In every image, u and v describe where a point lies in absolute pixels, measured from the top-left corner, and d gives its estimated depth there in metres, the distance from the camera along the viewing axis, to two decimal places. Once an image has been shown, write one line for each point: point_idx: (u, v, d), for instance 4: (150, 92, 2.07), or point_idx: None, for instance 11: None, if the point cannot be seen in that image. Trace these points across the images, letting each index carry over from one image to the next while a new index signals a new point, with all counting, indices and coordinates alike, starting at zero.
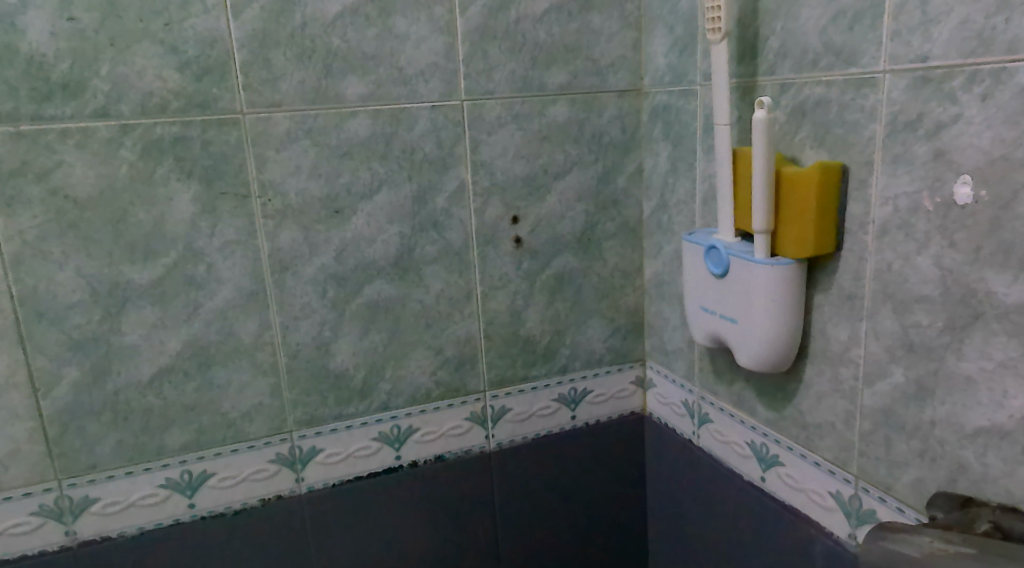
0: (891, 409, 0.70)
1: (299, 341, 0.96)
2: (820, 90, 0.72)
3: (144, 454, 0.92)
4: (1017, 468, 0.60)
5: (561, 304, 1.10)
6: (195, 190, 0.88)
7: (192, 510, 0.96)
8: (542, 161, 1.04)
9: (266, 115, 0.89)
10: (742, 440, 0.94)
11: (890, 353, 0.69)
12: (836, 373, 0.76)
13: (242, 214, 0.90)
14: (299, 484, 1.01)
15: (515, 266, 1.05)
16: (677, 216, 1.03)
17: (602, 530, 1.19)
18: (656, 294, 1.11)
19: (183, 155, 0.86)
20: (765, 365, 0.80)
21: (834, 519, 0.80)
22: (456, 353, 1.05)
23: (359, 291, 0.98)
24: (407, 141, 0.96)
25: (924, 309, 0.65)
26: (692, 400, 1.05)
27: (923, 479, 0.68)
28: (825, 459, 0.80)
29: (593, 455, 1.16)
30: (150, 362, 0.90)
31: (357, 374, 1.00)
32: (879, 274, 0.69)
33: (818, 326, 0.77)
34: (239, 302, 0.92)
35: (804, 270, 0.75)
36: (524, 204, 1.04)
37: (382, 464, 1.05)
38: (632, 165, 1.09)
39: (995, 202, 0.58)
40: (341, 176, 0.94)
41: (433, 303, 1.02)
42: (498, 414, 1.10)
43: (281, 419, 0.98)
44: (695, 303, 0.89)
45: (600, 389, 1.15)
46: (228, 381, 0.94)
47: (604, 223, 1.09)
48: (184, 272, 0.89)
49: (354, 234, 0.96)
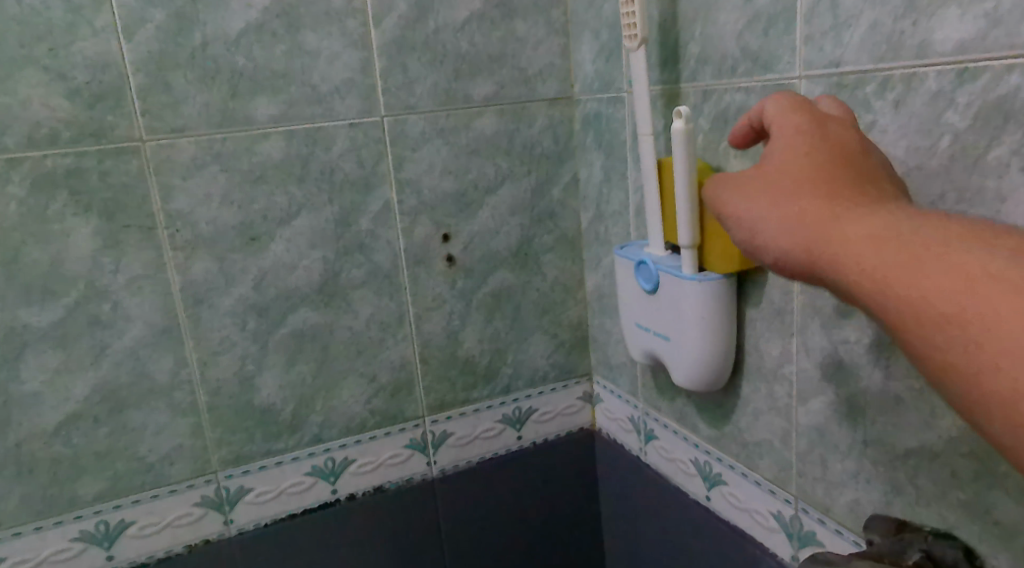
0: (825, 428, 0.67)
1: (220, 377, 0.91)
2: (740, 97, 0.69)
3: (55, 506, 0.87)
4: (949, 492, 0.57)
5: (499, 323, 1.06)
6: (94, 224, 0.83)
7: (112, 562, 0.92)
8: (471, 176, 0.99)
9: (169, 141, 0.84)
10: (686, 458, 0.91)
11: (821, 371, 0.66)
12: (771, 390, 0.73)
13: (148, 247, 0.85)
14: (228, 527, 0.96)
15: (449, 286, 1.01)
16: (614, 227, 1.00)
17: (556, 551, 1.16)
18: (598, 307, 1.08)
19: (79, 188, 0.81)
20: (699, 384, 0.77)
21: (776, 540, 0.77)
22: (391, 379, 1.01)
23: (283, 320, 0.93)
24: (325, 162, 0.91)
25: (852, 326, 0.62)
26: (637, 416, 1.02)
27: (859, 501, 0.65)
28: (765, 478, 0.77)
29: (542, 475, 1.13)
30: (56, 410, 0.85)
31: (285, 408, 0.96)
32: (806, 289, 0.66)
33: (751, 342, 0.74)
34: (150, 340, 0.88)
35: (732, 285, 0.73)
36: (454, 222, 1.00)
37: (318, 499, 1.00)
38: (567, 175, 1.05)
39: None
40: (255, 202, 0.89)
41: (363, 329, 0.97)
42: (439, 439, 1.06)
43: (205, 460, 0.93)
44: (629, 320, 0.86)
45: (546, 407, 1.12)
46: (144, 424, 0.89)
47: (541, 236, 1.05)
48: (88, 313, 0.84)
49: (273, 261, 0.91)
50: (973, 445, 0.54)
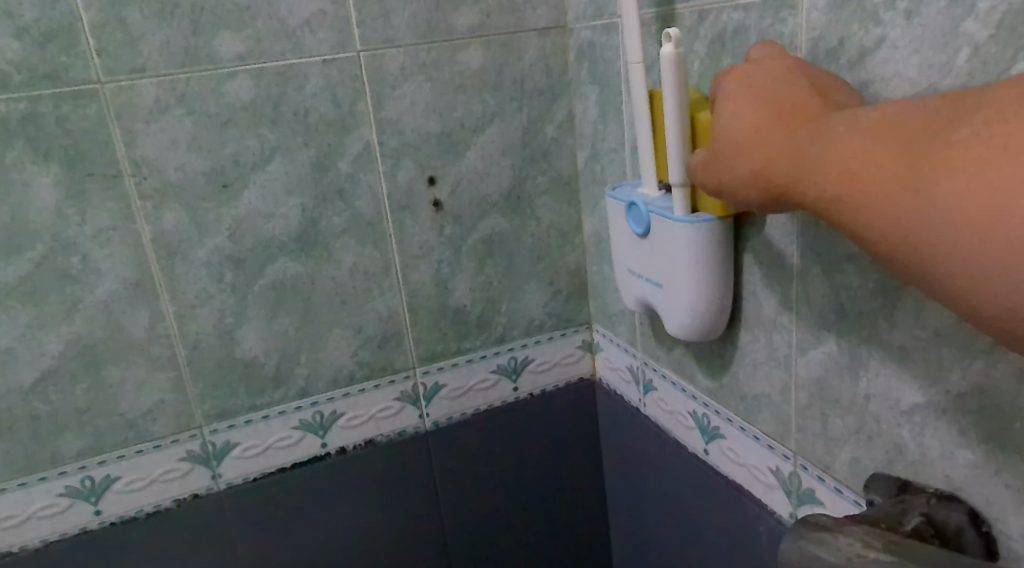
0: (825, 382, 0.62)
1: (199, 331, 0.88)
2: (738, 17, 0.62)
3: (37, 463, 0.86)
4: (956, 451, 0.52)
5: (492, 271, 1.01)
6: (55, 173, 0.78)
7: (100, 517, 0.90)
8: (457, 114, 0.93)
9: (129, 83, 0.79)
10: (684, 410, 0.87)
11: (821, 320, 0.61)
12: (770, 340, 0.68)
13: (114, 197, 0.81)
14: (216, 481, 0.95)
15: (437, 233, 0.96)
16: (610, 166, 0.93)
17: (556, 502, 1.14)
18: (596, 253, 1.03)
19: (36, 135, 0.77)
20: (693, 334, 0.72)
21: (775, 497, 0.73)
22: (379, 331, 0.97)
23: (262, 272, 0.89)
24: (298, 102, 0.85)
25: (854, 271, 0.56)
26: (636, 365, 0.97)
27: (860, 459, 0.60)
28: (764, 433, 0.72)
29: (541, 426, 1.10)
30: (30, 367, 0.82)
31: (269, 361, 0.92)
32: (807, 230, 0.60)
33: (748, 288, 0.69)
34: (123, 294, 0.84)
35: (726, 227, 0.67)
36: (440, 164, 0.94)
37: (308, 453, 0.98)
38: (562, 112, 0.98)
39: None
40: (225, 146, 0.84)
41: (346, 279, 0.93)
42: (432, 391, 1.02)
43: (189, 415, 0.91)
44: (621, 266, 0.81)
45: (543, 357, 1.08)
46: (123, 379, 0.87)
47: (534, 178, 0.99)
48: (56, 267, 0.81)
49: (248, 209, 0.87)
50: (983, 402, 0.49)
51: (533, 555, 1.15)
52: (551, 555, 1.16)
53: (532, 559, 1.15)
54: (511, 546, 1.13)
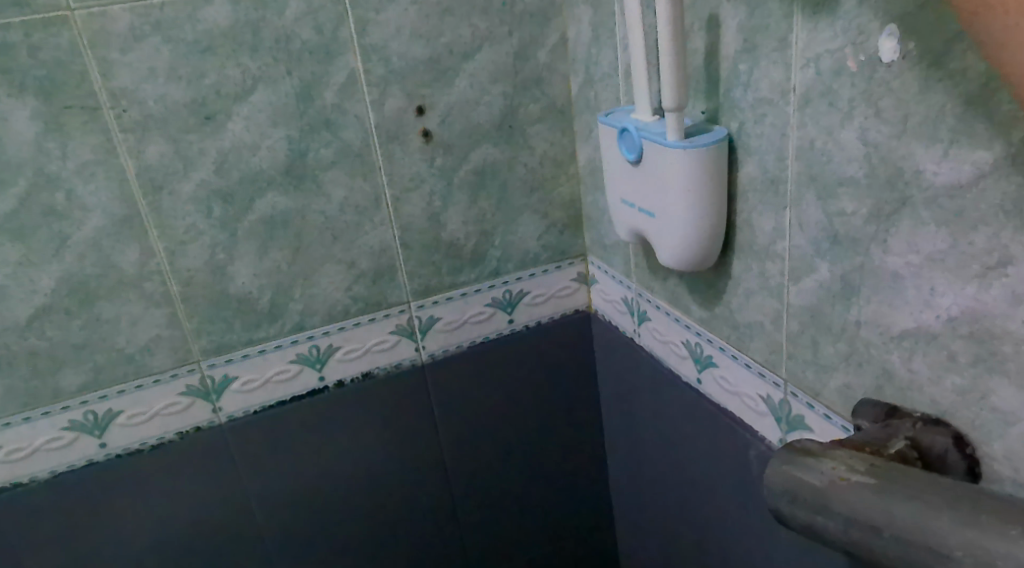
0: (816, 310, 0.61)
1: (190, 267, 0.88)
2: None
3: (39, 398, 0.87)
4: (944, 375, 0.51)
5: (485, 203, 0.99)
6: (32, 106, 0.76)
7: (105, 450, 0.92)
8: (445, 40, 0.90)
9: (101, 9, 0.76)
10: (677, 340, 0.87)
11: (814, 247, 0.59)
12: (763, 269, 0.67)
13: (95, 130, 0.79)
14: (217, 415, 0.96)
15: (428, 164, 0.94)
16: (604, 92, 0.90)
17: (554, 432, 1.15)
18: (591, 183, 1.01)
19: (10, 66, 0.75)
20: (686, 263, 0.71)
21: (766, 424, 0.74)
22: (372, 265, 0.96)
23: (250, 206, 0.88)
24: (279, 28, 0.82)
25: (848, 195, 0.55)
26: (631, 296, 0.97)
27: (850, 386, 0.60)
28: (756, 361, 0.72)
29: (537, 358, 1.10)
30: (24, 304, 0.83)
31: (262, 296, 0.92)
32: (802, 154, 0.58)
33: (743, 216, 0.68)
34: (112, 230, 0.83)
35: (722, 153, 0.65)
36: (429, 92, 0.91)
37: (306, 387, 0.99)
38: (555, 36, 0.95)
39: (925, 56, 0.46)
40: (206, 76, 0.81)
41: (337, 213, 0.92)
42: (427, 324, 1.02)
43: (186, 350, 0.91)
44: (615, 196, 0.79)
45: (539, 289, 1.07)
46: (117, 315, 0.87)
47: (526, 106, 0.97)
48: (41, 202, 0.80)
49: (233, 141, 0.85)
50: (973, 326, 0.48)
51: (531, 482, 1.17)
52: (549, 483, 1.18)
53: (531, 487, 1.17)
54: (509, 475, 1.15)
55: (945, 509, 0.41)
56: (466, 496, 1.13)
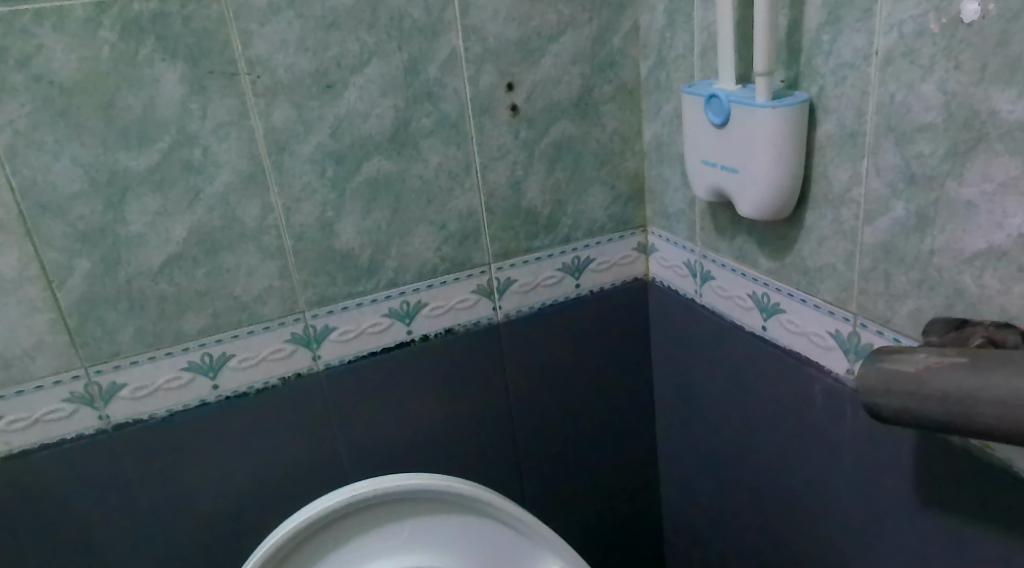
0: (891, 244, 0.71)
1: (303, 223, 0.97)
2: None
3: (163, 339, 0.95)
4: (1013, 285, 0.62)
5: (561, 173, 1.09)
6: (181, 70, 0.86)
7: (216, 391, 1.00)
8: (534, 23, 1.00)
9: None
10: (743, 293, 0.96)
11: (891, 189, 0.70)
12: (837, 216, 0.77)
13: (232, 93, 0.89)
14: (316, 362, 1.04)
15: (513, 136, 1.04)
16: (676, 72, 1.01)
17: (610, 393, 1.24)
18: (656, 158, 1.10)
19: (165, 33, 0.84)
20: (766, 212, 0.80)
21: (833, 357, 0.84)
22: (460, 228, 1.05)
23: (358, 169, 0.97)
24: (394, 8, 0.92)
25: (926, 139, 0.65)
26: (694, 259, 1.06)
27: (921, 308, 0.70)
28: (825, 301, 0.82)
29: (599, 322, 1.19)
30: (158, 250, 0.91)
31: (363, 253, 1.01)
32: (882, 108, 0.68)
33: (819, 170, 0.77)
34: (239, 186, 0.93)
35: (805, 112, 0.75)
36: (519, 70, 1.01)
37: (395, 340, 1.08)
38: (628, 23, 1.05)
39: (1003, 15, 0.57)
40: (329, 48, 0.91)
41: (432, 177, 1.01)
42: (504, 285, 1.11)
43: (293, 300, 1.00)
44: (695, 157, 0.89)
45: (603, 257, 1.17)
46: (237, 265, 0.96)
47: (601, 86, 1.07)
48: (181, 157, 0.89)
49: (348, 109, 0.94)
50: None
51: (587, 441, 1.26)
52: (603, 442, 1.27)
53: (587, 445, 1.26)
54: (568, 433, 1.23)
55: None
56: (530, 451, 1.21)
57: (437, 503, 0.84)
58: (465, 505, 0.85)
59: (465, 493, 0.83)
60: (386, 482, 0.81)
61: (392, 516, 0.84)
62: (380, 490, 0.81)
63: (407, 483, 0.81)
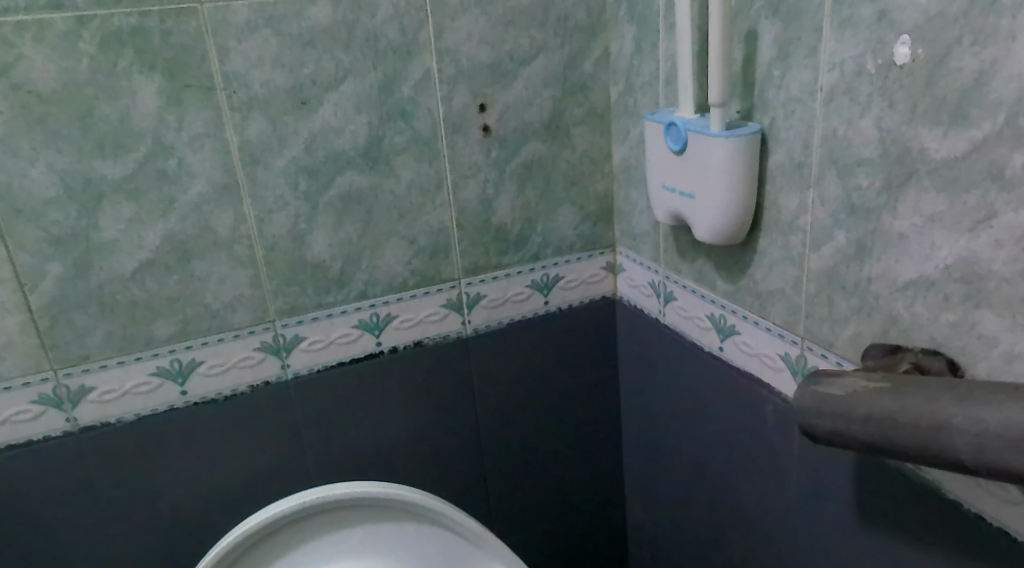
0: (834, 270, 0.74)
1: (275, 234, 0.99)
2: None
3: (133, 344, 0.97)
4: (941, 314, 0.65)
5: (531, 192, 1.12)
6: (158, 82, 0.88)
7: (185, 397, 1.02)
8: (507, 47, 1.03)
9: (224, 4, 0.88)
10: (702, 314, 0.99)
11: (833, 218, 0.73)
12: (786, 242, 0.80)
13: (208, 106, 0.91)
14: (285, 370, 1.06)
15: (484, 155, 1.07)
16: (643, 98, 1.04)
17: (576, 408, 1.26)
18: (624, 180, 1.13)
19: (144, 47, 0.87)
20: (720, 237, 0.83)
21: (783, 379, 0.87)
22: (430, 242, 1.08)
23: (331, 182, 1.00)
24: (369, 28, 0.95)
25: (865, 172, 0.68)
26: (658, 280, 1.09)
27: (860, 334, 0.73)
28: (775, 324, 0.85)
29: (566, 338, 1.22)
30: (131, 257, 0.94)
31: (333, 265, 1.04)
32: (825, 141, 0.72)
33: (769, 198, 0.80)
34: (212, 196, 0.95)
35: (756, 142, 0.78)
36: (491, 92, 1.04)
37: (363, 351, 1.10)
38: (599, 49, 1.08)
39: (930, 59, 0.61)
40: (305, 66, 0.94)
41: (404, 193, 1.04)
42: (473, 300, 1.14)
43: (263, 309, 1.02)
44: (656, 182, 0.91)
45: (572, 275, 1.19)
46: (209, 273, 0.98)
47: (571, 109, 1.10)
48: (156, 167, 0.91)
49: (322, 124, 0.97)
50: (966, 271, 0.62)
51: (552, 455, 1.28)
52: (569, 457, 1.29)
53: (552, 459, 1.28)
54: (534, 447, 1.26)
55: (946, 393, 0.55)
56: (495, 463, 1.23)
57: (387, 511, 0.86)
58: (419, 514, 0.87)
59: (422, 502, 0.85)
60: (348, 487, 0.83)
61: (344, 522, 0.86)
62: (337, 495, 0.83)
63: (368, 489, 0.84)
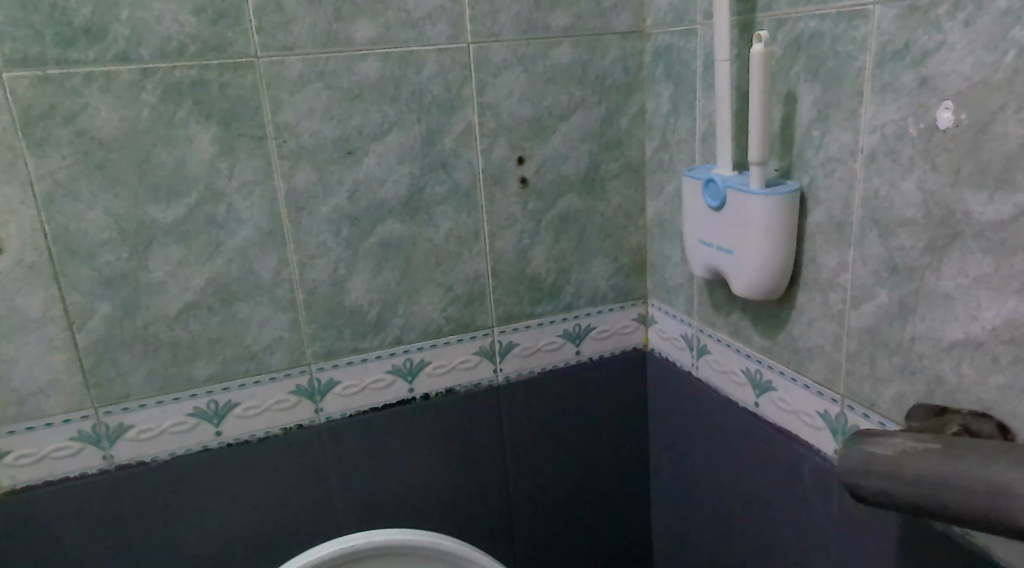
0: (875, 328, 0.75)
1: (316, 279, 1.01)
2: (815, 23, 0.74)
3: (173, 384, 0.99)
4: (988, 375, 0.65)
5: (566, 244, 1.13)
6: (213, 131, 0.92)
7: (219, 438, 1.03)
8: (547, 103, 1.06)
9: (279, 58, 0.92)
10: (737, 368, 0.99)
11: (875, 277, 0.74)
12: (826, 298, 0.80)
13: (258, 154, 0.94)
14: (319, 414, 1.07)
15: (522, 206, 1.09)
16: (678, 154, 1.06)
17: (606, 461, 1.26)
18: (658, 233, 1.15)
19: (202, 98, 0.90)
20: (758, 293, 0.84)
21: (821, 437, 0.86)
22: (466, 290, 1.09)
23: (372, 230, 1.02)
24: (416, 84, 0.99)
25: (908, 232, 0.69)
26: (691, 333, 1.09)
27: (903, 393, 0.73)
28: (814, 381, 0.85)
29: (597, 389, 1.22)
30: (176, 298, 0.96)
31: (371, 310, 1.05)
32: (867, 201, 0.73)
33: (809, 255, 0.81)
34: (258, 241, 0.97)
35: (796, 201, 0.79)
36: (530, 146, 1.07)
37: (396, 397, 1.11)
38: (636, 106, 1.11)
39: (974, 125, 0.62)
40: (353, 118, 0.97)
41: (442, 241, 1.06)
42: (506, 348, 1.15)
43: (301, 352, 1.04)
44: (693, 236, 0.93)
45: (604, 325, 1.20)
46: (250, 316, 1.00)
47: (607, 164, 1.12)
48: (206, 212, 0.94)
49: (366, 174, 1.00)
50: (1013, 332, 0.63)
51: (581, 507, 1.27)
52: (598, 509, 1.28)
53: (581, 511, 1.27)
54: (563, 498, 1.25)
55: (1000, 457, 0.55)
56: (524, 514, 1.22)
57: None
58: None
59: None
60: (431, 537, 0.91)
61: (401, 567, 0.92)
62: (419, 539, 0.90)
63: (445, 542, 0.91)
